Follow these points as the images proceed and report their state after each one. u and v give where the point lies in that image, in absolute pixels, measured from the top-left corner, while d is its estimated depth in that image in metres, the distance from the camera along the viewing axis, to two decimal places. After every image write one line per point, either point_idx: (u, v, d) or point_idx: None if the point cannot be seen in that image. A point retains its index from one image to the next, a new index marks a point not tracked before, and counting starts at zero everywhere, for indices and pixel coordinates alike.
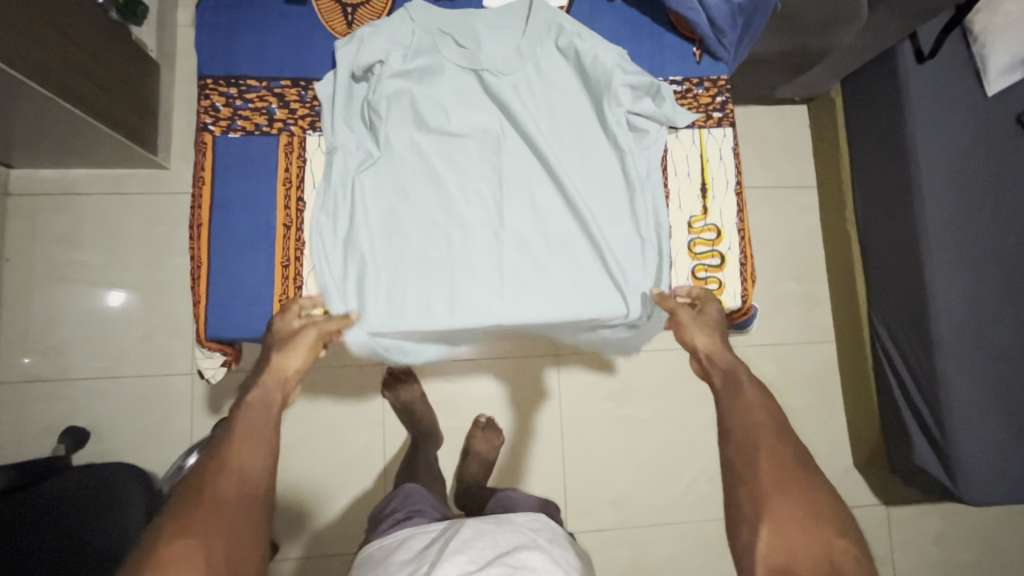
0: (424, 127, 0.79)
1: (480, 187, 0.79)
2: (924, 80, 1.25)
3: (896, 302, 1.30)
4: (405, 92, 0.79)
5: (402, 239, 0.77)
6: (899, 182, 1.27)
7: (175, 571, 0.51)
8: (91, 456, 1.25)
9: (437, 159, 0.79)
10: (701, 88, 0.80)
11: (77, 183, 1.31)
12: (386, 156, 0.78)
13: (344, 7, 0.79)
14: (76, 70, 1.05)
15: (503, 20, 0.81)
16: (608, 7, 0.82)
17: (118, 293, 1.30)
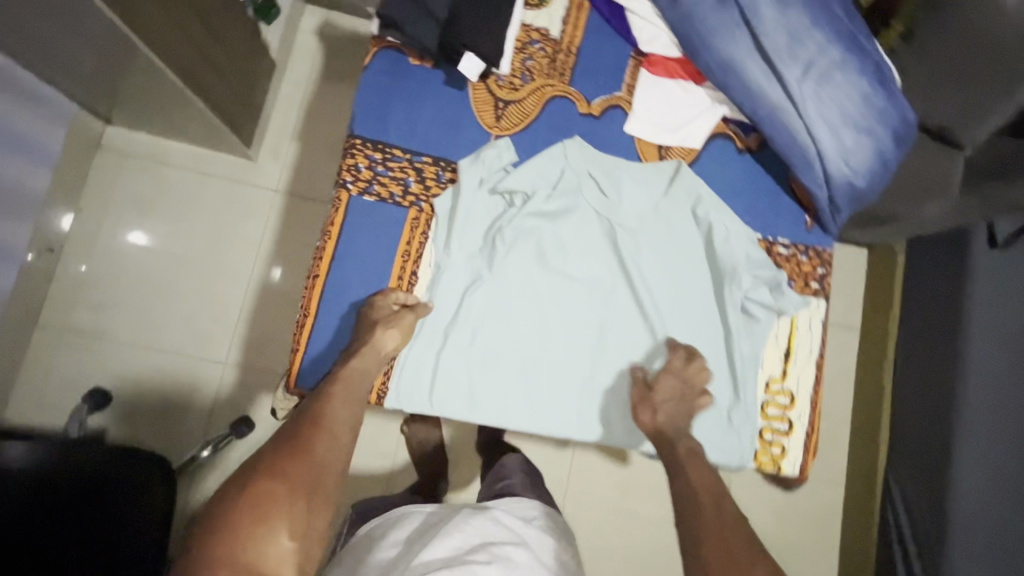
0: (540, 264, 0.78)
1: (578, 334, 0.79)
2: (993, 264, 1.26)
3: (915, 468, 1.30)
4: (532, 225, 0.78)
5: (489, 370, 0.77)
6: (942, 350, 1.29)
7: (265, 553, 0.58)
8: (106, 420, 1.24)
9: (544, 296, 0.79)
10: (805, 255, 0.80)
11: (165, 153, 1.34)
12: (499, 281, 0.78)
13: (497, 100, 0.78)
14: (210, 64, 1.07)
15: (650, 176, 0.79)
16: (737, 157, 0.81)
17: (140, 235, 1.31)
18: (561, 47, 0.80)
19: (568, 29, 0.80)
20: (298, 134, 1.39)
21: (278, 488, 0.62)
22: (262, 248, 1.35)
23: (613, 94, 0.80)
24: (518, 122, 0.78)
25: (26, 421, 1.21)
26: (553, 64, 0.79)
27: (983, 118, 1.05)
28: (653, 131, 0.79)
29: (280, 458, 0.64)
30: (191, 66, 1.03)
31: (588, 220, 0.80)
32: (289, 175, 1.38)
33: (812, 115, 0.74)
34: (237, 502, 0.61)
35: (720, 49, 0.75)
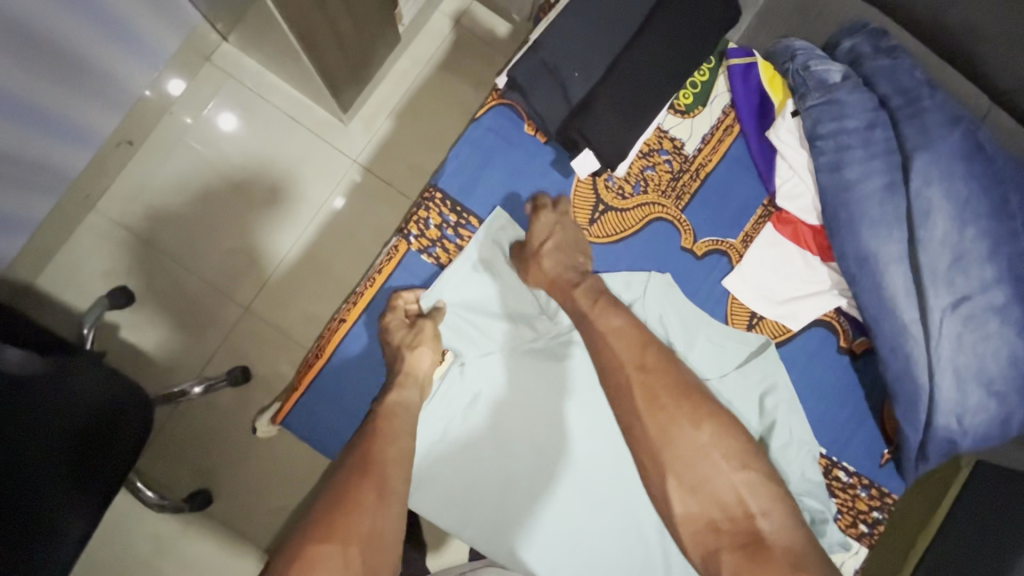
0: (534, 371, 0.95)
1: (548, 445, 0.95)
2: None
3: None
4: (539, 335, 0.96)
5: (493, 444, 0.94)
6: None
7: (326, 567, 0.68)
8: (123, 318, 1.26)
9: (530, 400, 0.95)
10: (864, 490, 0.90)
11: (267, 87, 1.33)
12: (493, 373, 0.94)
13: (600, 201, 0.93)
14: (334, 29, 1.03)
15: (729, 343, 0.90)
16: (828, 360, 0.92)
17: (229, 119, 1.32)
18: (690, 169, 0.92)
19: (704, 152, 0.93)
20: (397, 112, 1.35)
21: (336, 547, 0.69)
22: (321, 212, 1.32)
23: (726, 239, 0.93)
24: (618, 225, 0.92)
25: (52, 293, 1.24)
26: (675, 181, 0.92)
27: None
28: (750, 291, 0.91)
29: (330, 520, 0.72)
30: (313, 26, 0.98)
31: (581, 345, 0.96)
32: (373, 149, 1.34)
33: (943, 359, 0.80)
34: (300, 562, 0.68)
35: (863, 240, 0.83)
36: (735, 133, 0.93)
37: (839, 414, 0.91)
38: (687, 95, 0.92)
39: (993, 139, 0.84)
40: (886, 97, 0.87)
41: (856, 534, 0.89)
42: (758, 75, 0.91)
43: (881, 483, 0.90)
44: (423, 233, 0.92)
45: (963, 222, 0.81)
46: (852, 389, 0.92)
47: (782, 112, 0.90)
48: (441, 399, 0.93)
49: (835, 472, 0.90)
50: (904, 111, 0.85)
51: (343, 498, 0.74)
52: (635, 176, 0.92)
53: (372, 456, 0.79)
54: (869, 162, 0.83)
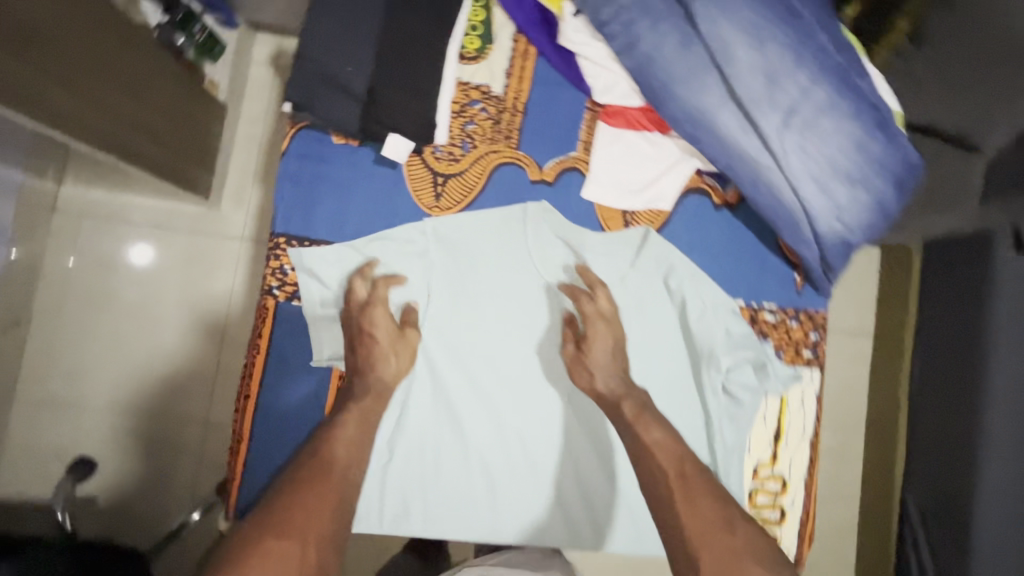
0: (453, 358, 0.89)
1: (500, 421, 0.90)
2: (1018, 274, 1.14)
3: (934, 494, 1.22)
4: (442, 320, 0.89)
5: (440, 448, 0.89)
6: (962, 373, 1.18)
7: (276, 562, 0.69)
8: (95, 489, 1.23)
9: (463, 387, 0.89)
10: (795, 320, 0.92)
11: (125, 209, 1.28)
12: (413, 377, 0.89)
13: (435, 176, 0.89)
14: (145, 128, 1.00)
15: (617, 246, 0.92)
16: (715, 217, 0.93)
17: (146, 246, 1.29)
18: (506, 107, 0.91)
19: (513, 85, 0.91)
20: (259, 177, 1.32)
21: (296, 548, 0.71)
22: (232, 301, 1.30)
23: (570, 155, 0.91)
24: (462, 188, 0.89)
25: (14, 495, 1.21)
26: (498, 125, 0.90)
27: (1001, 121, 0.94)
28: (612, 193, 0.91)
29: (284, 514, 0.73)
30: (123, 134, 0.96)
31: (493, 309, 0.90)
32: (253, 222, 1.31)
33: (797, 173, 0.83)
34: (256, 552, 0.70)
35: (684, 101, 0.85)
36: (535, 55, 0.92)
37: (742, 266, 0.93)
38: (472, 40, 0.90)
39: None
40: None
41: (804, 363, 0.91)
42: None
43: (805, 307, 0.92)
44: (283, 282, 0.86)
45: (762, 43, 0.83)
46: (744, 236, 0.93)
47: (563, 17, 0.90)
48: (367, 430, 0.87)
49: (762, 316, 0.92)
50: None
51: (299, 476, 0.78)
52: (460, 136, 0.89)
53: (332, 453, 0.80)
54: (656, 28, 0.85)
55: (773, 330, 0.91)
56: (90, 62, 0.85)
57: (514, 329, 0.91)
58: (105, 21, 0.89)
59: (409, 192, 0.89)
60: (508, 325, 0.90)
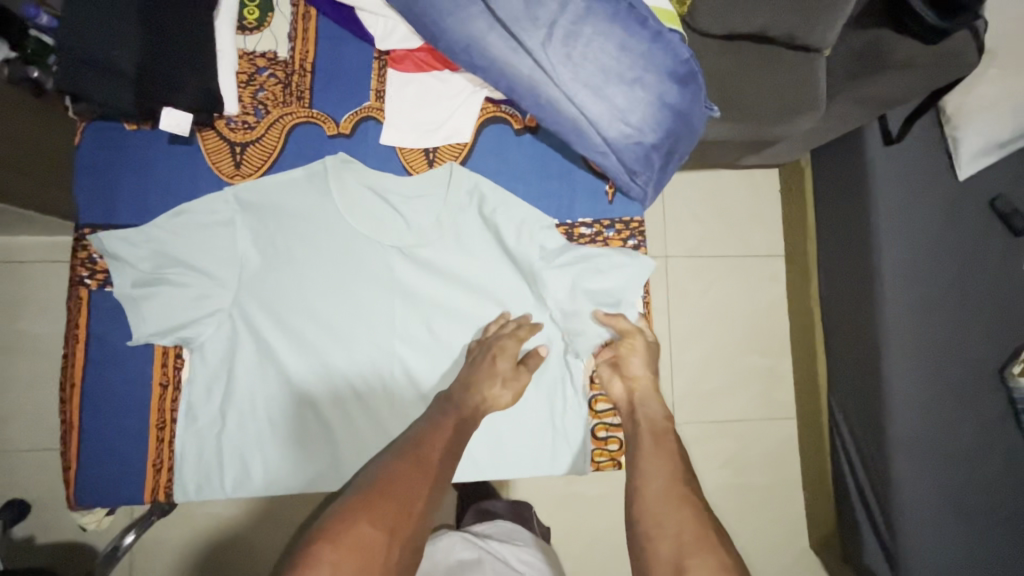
0: (274, 316, 0.94)
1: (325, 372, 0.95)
2: (890, 164, 1.19)
3: (853, 393, 1.25)
4: (258, 283, 0.94)
5: (273, 402, 0.94)
6: (860, 271, 1.22)
7: (360, 537, 0.71)
8: (32, 528, 1.24)
9: (287, 343, 0.95)
10: (611, 229, 0.98)
11: (17, 251, 1.29)
12: (241, 340, 0.94)
13: (232, 145, 0.95)
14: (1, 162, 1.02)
15: (423, 187, 0.97)
16: (516, 143, 0.98)
17: None
18: (294, 70, 0.96)
19: (298, 48, 0.97)
20: None
21: (381, 539, 0.72)
22: None
23: (363, 105, 0.97)
24: (258, 151, 0.95)
25: None
26: (288, 88, 0.96)
27: (826, 18, 0.96)
28: (408, 135, 0.97)
29: (388, 496, 0.76)
30: None
31: (308, 265, 0.96)
32: None
33: (572, 85, 0.78)
34: (346, 532, 0.71)
35: (455, 31, 0.79)
36: (315, 16, 0.98)
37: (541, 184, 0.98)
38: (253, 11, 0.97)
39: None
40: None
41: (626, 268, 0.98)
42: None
43: (619, 216, 0.98)
44: (94, 269, 0.91)
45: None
46: (545, 157, 0.99)
47: None
48: (198, 392, 0.93)
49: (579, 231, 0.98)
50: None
51: (399, 487, 0.78)
52: (252, 104, 0.95)
53: (428, 452, 0.83)
54: None
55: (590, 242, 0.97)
56: None
57: (331, 278, 0.97)
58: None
59: (207, 164, 0.95)
60: (324, 276, 0.96)
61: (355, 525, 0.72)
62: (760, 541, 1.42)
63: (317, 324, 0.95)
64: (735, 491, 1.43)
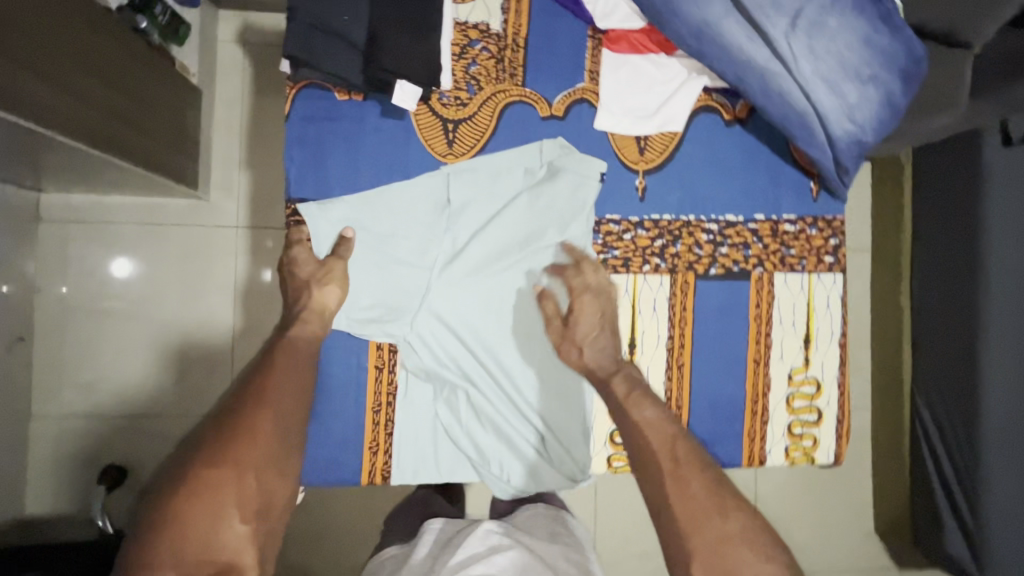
0: (477, 297, 0.88)
1: (540, 351, 0.89)
2: (1006, 165, 1.18)
3: (943, 388, 1.28)
4: (460, 268, 0.87)
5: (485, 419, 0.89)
6: (965, 270, 1.24)
7: (211, 485, 0.69)
8: (130, 492, 1.24)
9: (497, 329, 0.88)
10: (814, 228, 0.92)
11: (109, 210, 1.24)
12: (442, 333, 0.87)
13: (445, 123, 0.86)
14: (129, 121, 0.97)
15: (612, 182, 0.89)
16: (726, 131, 0.90)
17: (122, 262, 1.25)
18: (507, 44, 0.86)
19: (511, 21, 0.86)
20: (245, 163, 1.28)
21: (230, 475, 0.71)
22: (237, 295, 1.27)
23: (577, 86, 0.87)
24: (473, 135, 0.86)
25: (46, 510, 1.22)
26: (501, 63, 0.86)
27: None
28: (624, 119, 0.87)
29: (225, 446, 0.72)
30: (104, 128, 0.91)
31: (497, 245, 0.88)
32: (247, 209, 1.28)
33: (810, 77, 0.73)
34: (191, 484, 0.69)
35: (690, 16, 0.74)
36: None
37: (759, 184, 0.91)
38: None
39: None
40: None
41: (826, 268, 0.92)
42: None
43: (824, 214, 0.92)
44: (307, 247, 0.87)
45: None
46: (755, 149, 0.91)
47: None
48: (409, 409, 0.88)
49: (783, 227, 0.91)
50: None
51: (243, 426, 0.74)
52: (464, 79, 0.85)
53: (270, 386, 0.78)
54: None
55: (796, 240, 0.91)
56: (52, 41, 0.78)
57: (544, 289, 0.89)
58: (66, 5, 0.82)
59: (421, 142, 0.86)
60: (522, 256, 0.88)
61: (202, 474, 0.70)
62: (830, 523, 1.48)
63: (532, 303, 0.89)
64: (808, 476, 1.48)
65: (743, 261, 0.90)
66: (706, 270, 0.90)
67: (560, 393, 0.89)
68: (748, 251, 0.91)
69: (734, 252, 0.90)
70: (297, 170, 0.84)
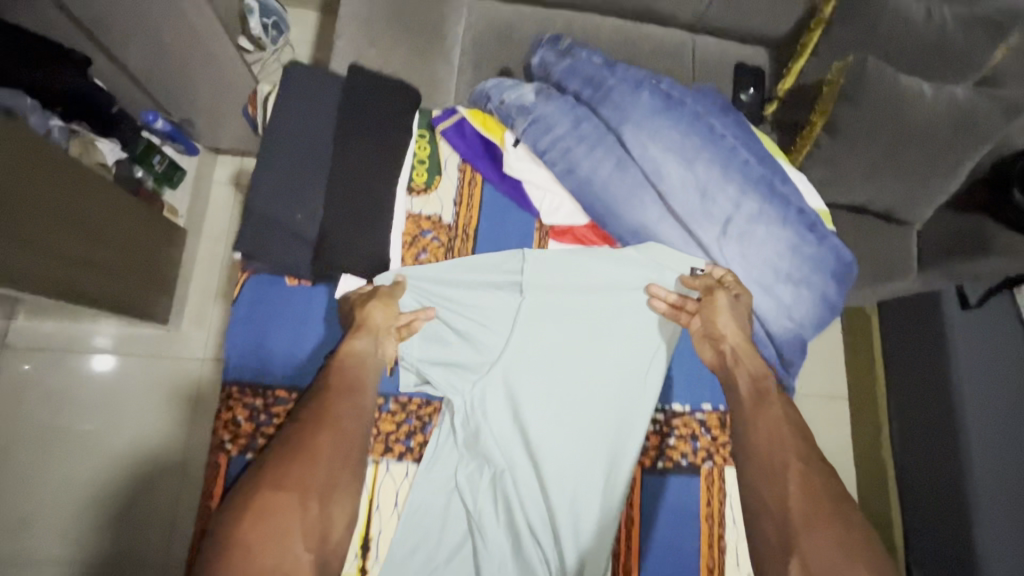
0: (542, 370, 0.79)
1: (592, 438, 0.77)
2: (965, 326, 1.23)
3: (939, 557, 1.19)
4: (530, 334, 0.80)
5: (509, 510, 0.74)
6: (940, 428, 1.22)
7: (274, 520, 0.62)
8: None
9: (553, 404, 0.78)
10: None
11: (79, 337, 1.24)
12: (493, 407, 0.78)
13: None
14: (110, 265, 1.00)
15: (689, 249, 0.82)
16: None
17: (105, 358, 1.25)
18: (458, 236, 0.84)
19: (463, 212, 0.84)
20: (222, 295, 1.30)
21: (293, 499, 0.65)
22: (195, 431, 1.24)
23: None
24: None
25: None
26: (451, 254, 0.83)
27: (929, 200, 0.99)
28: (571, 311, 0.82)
29: (287, 470, 0.66)
30: (80, 275, 0.93)
31: (573, 330, 0.81)
32: (215, 341, 1.28)
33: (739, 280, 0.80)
34: (253, 504, 0.63)
35: (625, 216, 0.81)
36: (482, 182, 0.86)
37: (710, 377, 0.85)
38: (420, 174, 0.85)
39: (676, 85, 0.84)
40: (578, 91, 0.83)
41: None
42: (472, 125, 0.86)
43: None
44: (236, 437, 0.73)
45: (690, 160, 0.80)
46: None
47: (506, 146, 0.85)
48: (424, 485, 0.75)
49: None
50: (596, 97, 0.82)
51: (307, 448, 0.67)
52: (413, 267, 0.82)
53: (332, 405, 0.70)
54: (592, 153, 0.81)
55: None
56: (41, 206, 0.83)
57: (611, 354, 0.80)
58: (70, 172, 0.89)
59: None
60: (594, 318, 0.81)
61: (262, 498, 0.64)
62: None
63: (600, 405, 0.78)
64: None
65: (692, 454, 0.80)
66: (653, 462, 0.79)
67: (597, 539, 0.74)
68: (698, 442, 0.80)
69: (682, 444, 0.80)
70: (236, 356, 0.76)
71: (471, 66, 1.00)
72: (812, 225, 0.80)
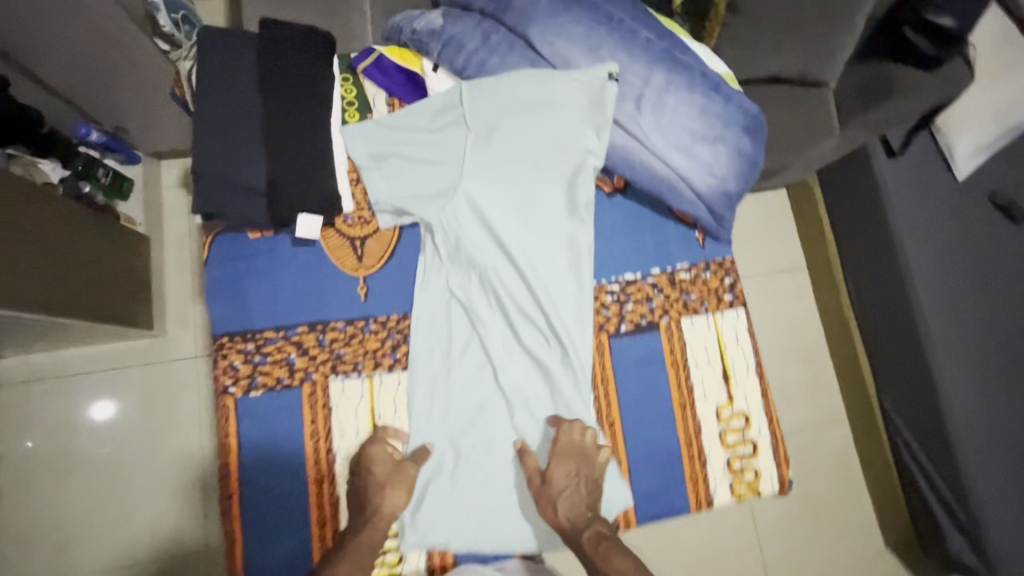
0: (495, 190, 0.94)
1: (546, 236, 0.95)
2: (896, 170, 1.28)
3: (903, 385, 1.28)
4: (479, 160, 0.94)
5: (493, 305, 0.96)
6: (887, 270, 1.29)
7: None
8: None
9: (512, 215, 0.95)
10: (708, 270, 1.03)
11: (69, 364, 1.27)
12: (465, 222, 0.95)
13: (351, 242, 0.95)
14: (82, 280, 1.03)
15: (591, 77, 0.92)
16: (610, 203, 1.02)
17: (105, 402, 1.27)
18: None
19: None
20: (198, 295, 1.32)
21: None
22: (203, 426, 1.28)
23: None
24: (380, 246, 0.96)
25: None
26: None
27: (836, 49, 1.01)
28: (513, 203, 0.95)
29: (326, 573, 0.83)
30: (58, 295, 0.97)
31: (515, 151, 0.94)
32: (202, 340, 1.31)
33: (658, 146, 0.91)
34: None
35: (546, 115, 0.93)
36: None
37: (647, 243, 1.02)
38: (352, 115, 0.96)
39: None
40: (482, 7, 0.92)
41: (726, 306, 1.02)
42: (390, 60, 0.95)
43: (712, 258, 1.03)
44: (238, 375, 0.91)
45: (595, 49, 0.91)
46: (637, 215, 1.03)
47: (426, 74, 0.96)
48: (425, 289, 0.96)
49: (678, 276, 1.02)
50: (500, 9, 0.91)
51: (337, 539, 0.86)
52: (364, 201, 0.96)
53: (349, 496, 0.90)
54: (505, 62, 0.94)
55: (693, 285, 1.01)
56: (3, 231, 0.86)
57: (549, 162, 0.95)
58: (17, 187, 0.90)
59: (330, 261, 0.95)
60: (530, 135, 0.94)
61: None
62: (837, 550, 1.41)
63: (547, 209, 0.95)
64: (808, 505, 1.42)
65: (649, 314, 1.00)
66: (618, 328, 0.99)
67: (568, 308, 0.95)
68: (652, 303, 1.00)
69: (638, 308, 1.00)
70: (225, 312, 0.92)
71: (384, 15, 1.02)
72: (717, 85, 0.88)
